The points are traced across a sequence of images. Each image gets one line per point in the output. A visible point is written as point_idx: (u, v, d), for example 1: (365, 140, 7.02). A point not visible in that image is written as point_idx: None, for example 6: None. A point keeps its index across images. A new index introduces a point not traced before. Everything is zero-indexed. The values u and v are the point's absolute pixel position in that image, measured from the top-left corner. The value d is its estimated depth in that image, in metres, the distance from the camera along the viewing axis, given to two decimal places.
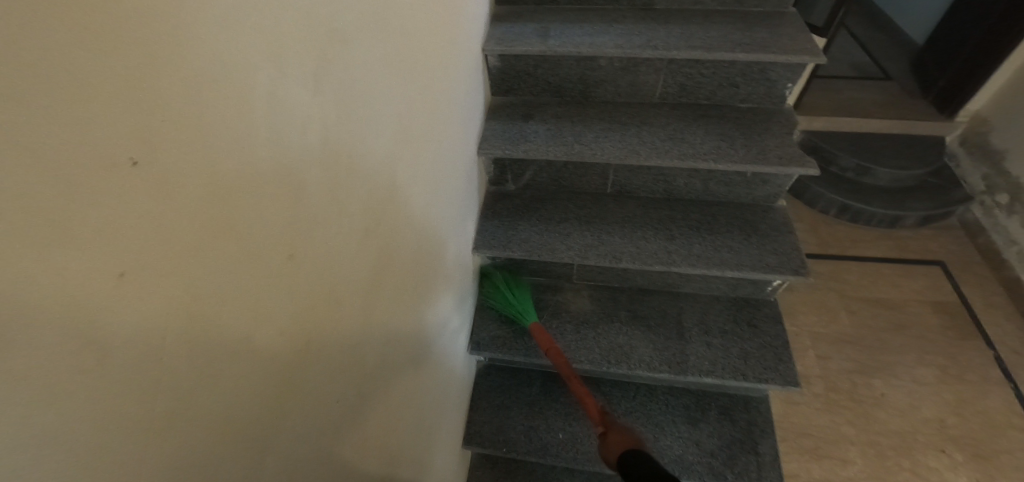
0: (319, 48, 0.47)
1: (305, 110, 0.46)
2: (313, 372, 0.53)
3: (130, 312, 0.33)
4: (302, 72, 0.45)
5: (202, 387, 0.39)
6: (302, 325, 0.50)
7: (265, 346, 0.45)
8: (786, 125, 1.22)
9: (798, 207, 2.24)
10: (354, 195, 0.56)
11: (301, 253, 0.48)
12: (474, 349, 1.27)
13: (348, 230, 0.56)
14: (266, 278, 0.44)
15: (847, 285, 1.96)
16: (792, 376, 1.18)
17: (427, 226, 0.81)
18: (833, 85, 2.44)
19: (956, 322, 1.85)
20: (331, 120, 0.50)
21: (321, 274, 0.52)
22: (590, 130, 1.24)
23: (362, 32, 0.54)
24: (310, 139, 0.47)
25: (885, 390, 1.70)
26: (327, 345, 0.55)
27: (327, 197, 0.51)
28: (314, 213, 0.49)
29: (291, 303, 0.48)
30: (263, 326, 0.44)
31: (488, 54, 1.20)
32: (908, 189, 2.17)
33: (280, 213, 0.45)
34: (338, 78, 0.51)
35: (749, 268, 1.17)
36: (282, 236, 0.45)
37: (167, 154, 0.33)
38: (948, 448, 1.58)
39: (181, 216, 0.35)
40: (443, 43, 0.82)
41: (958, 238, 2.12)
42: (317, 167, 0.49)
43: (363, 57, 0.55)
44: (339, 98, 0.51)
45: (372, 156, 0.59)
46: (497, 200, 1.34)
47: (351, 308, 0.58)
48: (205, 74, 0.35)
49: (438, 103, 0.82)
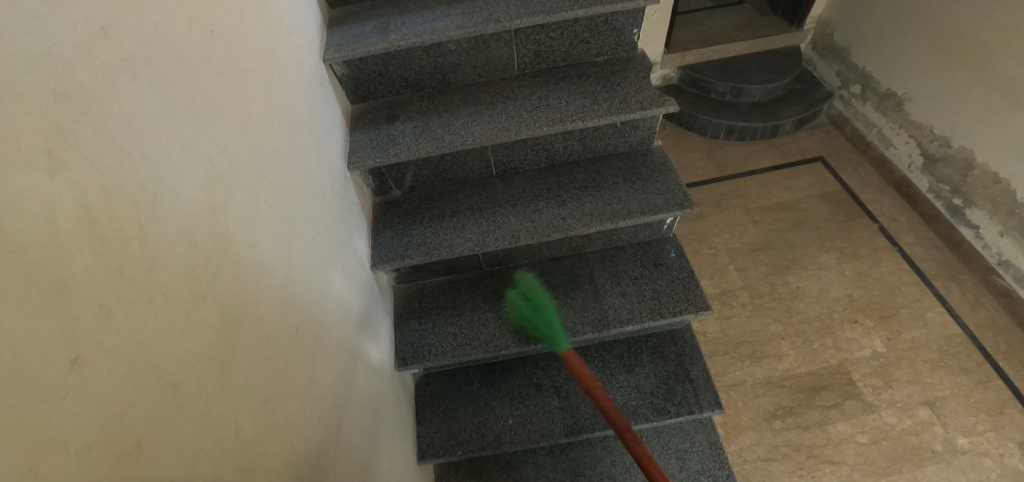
0: (49, 119, 0.40)
1: (45, 194, 0.39)
2: (167, 469, 0.47)
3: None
4: (21, 153, 0.37)
5: None
6: (129, 426, 0.43)
7: (71, 468, 0.38)
8: (641, 70, 1.26)
9: (690, 138, 2.35)
10: (163, 263, 0.49)
11: (97, 350, 0.41)
12: (402, 365, 1.23)
13: (167, 304, 0.49)
14: (48, 394, 0.37)
15: (748, 198, 2.10)
16: (703, 301, 1.24)
17: (292, 264, 0.76)
18: (695, 17, 2.56)
19: (843, 206, 2.04)
20: (95, 195, 0.43)
21: (138, 366, 0.45)
22: (457, 117, 1.22)
23: (117, 85, 0.47)
24: (66, 224, 0.40)
25: (799, 283, 1.85)
26: (175, 432, 0.48)
27: (120, 280, 0.44)
28: (102, 302, 0.42)
29: (100, 410, 0.41)
30: (67, 447, 0.38)
31: (331, 63, 1.14)
32: (779, 99, 2.34)
33: (43, 319, 0.37)
34: (94, 141, 0.44)
35: (639, 213, 1.20)
36: (56, 340, 0.38)
37: None
38: (860, 317, 1.75)
39: None
40: (258, 69, 0.76)
41: (829, 132, 2.31)
42: (85, 248, 0.41)
43: (132, 112, 0.48)
44: (99, 165, 0.44)
45: (178, 214, 0.52)
46: (386, 209, 1.30)
47: (200, 383, 0.52)
48: None
49: (268, 133, 0.76)
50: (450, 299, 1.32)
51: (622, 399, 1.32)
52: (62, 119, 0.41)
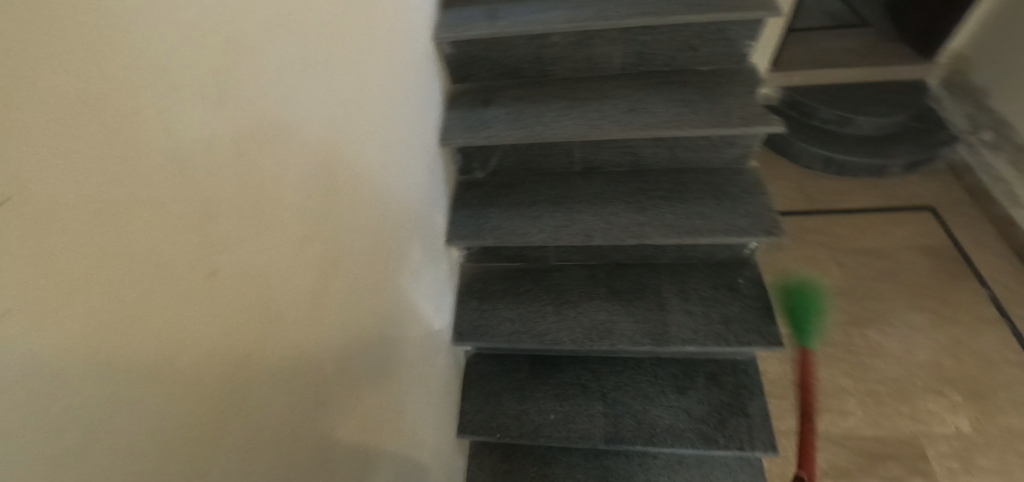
0: (221, 58, 0.44)
1: (210, 124, 0.43)
2: (261, 387, 0.51)
3: (17, 352, 0.29)
4: (197, 84, 0.42)
5: (120, 416, 0.36)
6: (239, 341, 0.48)
7: (190, 367, 0.42)
8: (748, 85, 1.20)
9: (782, 164, 2.21)
10: (285, 203, 0.54)
11: (224, 268, 0.45)
12: (457, 341, 1.27)
13: (282, 239, 0.53)
14: (185, 300, 0.41)
15: (836, 238, 1.95)
16: (774, 336, 1.18)
17: (382, 223, 0.80)
18: (808, 36, 2.40)
19: (947, 264, 1.85)
20: (245, 131, 0.48)
21: (255, 290, 0.50)
22: (550, 109, 1.22)
23: (271, 35, 0.51)
24: (221, 151, 0.44)
25: (881, 339, 1.70)
26: (271, 355, 0.52)
27: (251, 210, 0.49)
28: (236, 226, 0.47)
29: (221, 320, 0.45)
30: (192, 348, 0.42)
31: (439, 42, 1.18)
32: (891, 136, 2.15)
33: (193, 233, 0.42)
34: (249, 84, 0.48)
35: (722, 233, 1.16)
36: (198, 254, 0.42)
37: (37, 181, 0.30)
38: (946, 390, 1.59)
39: (61, 247, 0.32)
40: (379, 36, 0.80)
41: (945, 180, 2.09)
42: (229, 178, 0.46)
43: (278, 62, 0.53)
44: (250, 106, 0.48)
45: (302, 160, 0.57)
46: (466, 189, 1.33)
47: (296, 316, 0.56)
48: (65, 95, 0.32)
49: (380, 98, 0.80)
50: (512, 286, 1.34)
51: (669, 419, 1.28)
52: (229, 62, 0.45)
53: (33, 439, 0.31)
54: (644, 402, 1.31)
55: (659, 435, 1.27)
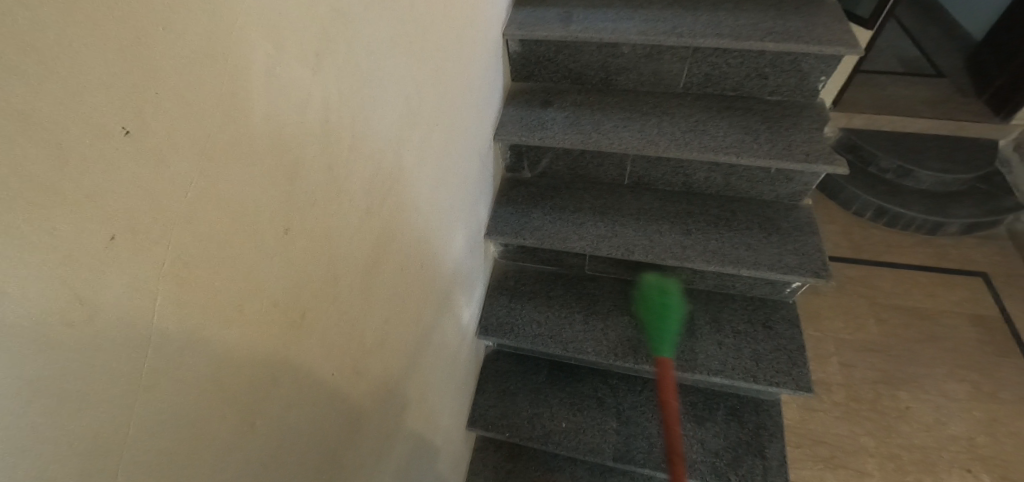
0: (325, 27, 0.47)
1: (306, 88, 0.45)
2: (312, 347, 0.53)
3: (115, 271, 0.31)
4: (301, 50, 0.44)
5: (191, 351, 0.38)
6: (298, 300, 0.49)
7: (257, 317, 0.44)
8: (816, 121, 1.17)
9: (831, 208, 2.14)
10: (357, 173, 0.55)
11: (298, 227, 0.47)
12: (482, 334, 1.27)
13: (350, 208, 0.55)
14: (262, 252, 0.43)
15: (879, 292, 1.88)
16: (806, 381, 1.14)
17: (435, 207, 0.81)
18: (877, 79, 2.33)
19: (995, 336, 1.76)
20: (334, 99, 0.49)
21: (321, 253, 0.51)
22: (608, 119, 1.22)
23: (368, 9, 0.53)
24: (312, 115, 0.46)
25: (911, 404, 1.63)
26: (324, 318, 0.54)
27: (328, 176, 0.50)
28: (314, 189, 0.48)
29: (288, 277, 0.47)
30: (260, 298, 0.44)
31: (509, 38, 1.19)
32: (952, 194, 2.05)
33: (277, 189, 0.44)
34: (343, 54, 0.50)
35: (767, 267, 1.13)
36: (278, 209, 0.44)
37: (158, 121, 0.32)
38: (975, 468, 1.51)
39: (170, 182, 0.34)
40: (459, 25, 0.81)
41: (1004, 249, 1.99)
42: (315, 143, 0.47)
43: (371, 37, 0.54)
44: (342, 76, 0.50)
45: (377, 135, 0.58)
46: (513, 187, 1.33)
47: (350, 284, 0.58)
48: (191, 43, 0.34)
49: (450, 84, 0.81)
50: (544, 288, 1.34)
51: (683, 447, 1.26)
52: (330, 31, 0.47)
53: (118, 356, 0.33)
54: (659, 426, 1.29)
55: (669, 462, 1.24)
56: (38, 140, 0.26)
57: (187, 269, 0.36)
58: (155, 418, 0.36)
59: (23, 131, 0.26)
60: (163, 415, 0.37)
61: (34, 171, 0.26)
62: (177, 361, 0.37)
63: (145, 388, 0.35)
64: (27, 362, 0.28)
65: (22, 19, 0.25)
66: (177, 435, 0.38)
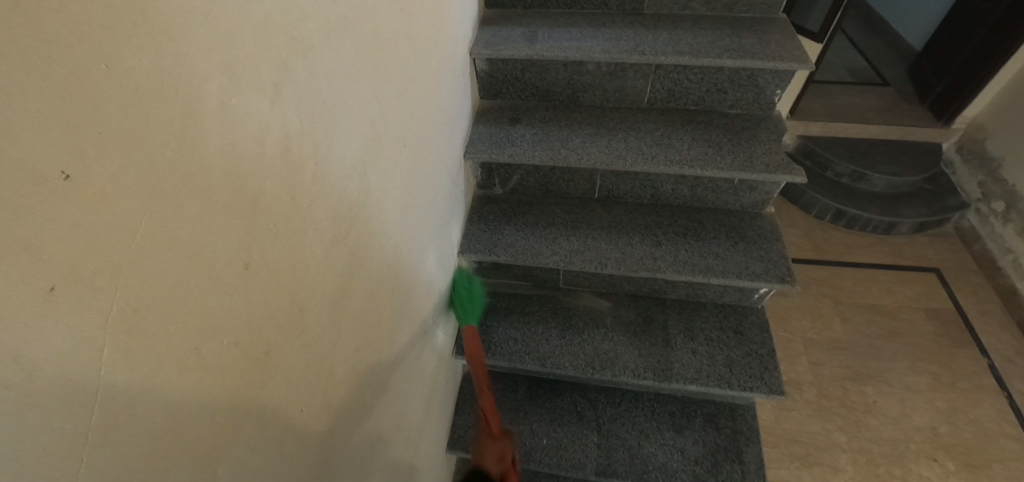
0: (284, 56, 0.46)
1: (264, 119, 0.44)
2: (279, 384, 0.51)
3: (55, 323, 0.30)
4: (257, 81, 0.43)
5: (145, 400, 0.36)
6: (262, 336, 0.48)
7: (216, 358, 0.42)
8: (774, 132, 1.21)
9: (793, 212, 2.22)
10: (321, 202, 0.54)
11: (260, 261, 0.46)
12: (458, 354, 1.26)
13: (314, 238, 0.54)
14: (221, 289, 0.42)
15: (841, 291, 1.95)
16: (778, 384, 1.17)
17: (405, 230, 0.80)
18: (828, 88, 2.44)
19: (950, 329, 1.84)
20: (295, 129, 0.49)
21: (284, 287, 0.50)
22: (576, 135, 1.24)
23: (329, 39, 0.53)
24: (271, 146, 0.45)
25: (877, 398, 1.68)
26: (289, 353, 0.52)
27: (290, 206, 0.49)
28: (275, 221, 0.47)
29: (250, 313, 0.46)
30: (220, 338, 0.42)
31: (475, 57, 1.20)
32: (904, 195, 2.15)
33: (235, 224, 0.42)
34: (304, 84, 0.49)
35: (735, 275, 1.16)
36: (238, 244, 0.43)
37: (102, 164, 0.31)
38: (940, 456, 1.57)
39: (114, 224, 0.32)
40: (424, 49, 0.82)
41: (953, 245, 2.09)
42: (276, 174, 0.46)
43: (334, 67, 0.54)
44: (303, 107, 0.50)
45: (341, 165, 0.57)
46: (484, 203, 1.34)
47: (317, 315, 0.56)
48: (135, 81, 0.32)
49: (417, 107, 0.81)
50: (518, 304, 1.34)
51: (664, 457, 1.27)
52: (287, 62, 0.47)
53: (60, 414, 0.30)
54: (639, 437, 1.30)
55: (651, 472, 1.25)
56: None
57: (137, 315, 0.34)
58: (107, 477, 0.34)
59: None
60: (116, 472, 0.34)
61: None
62: (129, 414, 0.35)
63: (93, 446, 0.32)
64: None
65: None
66: None
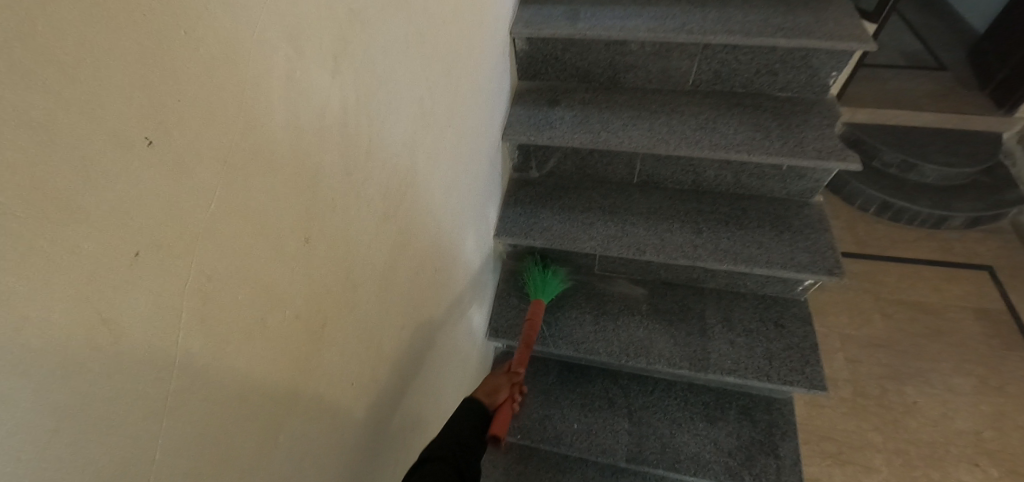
0: (343, 27, 0.45)
1: (325, 92, 0.44)
2: (332, 359, 0.52)
3: (138, 291, 0.30)
4: (318, 52, 0.42)
5: (215, 369, 0.36)
6: (319, 310, 0.48)
7: (277, 331, 0.42)
8: (826, 117, 1.16)
9: (835, 203, 2.13)
10: (373, 179, 0.54)
11: (318, 236, 0.46)
12: (491, 336, 1.26)
13: (366, 214, 0.54)
14: (284, 263, 0.42)
15: (884, 287, 1.87)
16: (819, 380, 1.13)
17: (447, 211, 0.80)
18: (880, 73, 2.31)
19: (1000, 330, 1.75)
20: (352, 104, 0.48)
21: (339, 262, 0.50)
22: (617, 118, 1.20)
23: (383, 12, 0.52)
24: (330, 119, 0.45)
25: (917, 398, 1.62)
26: (341, 331, 0.52)
27: (346, 181, 0.49)
28: (332, 195, 0.47)
29: (308, 288, 0.46)
30: (282, 310, 0.43)
31: (515, 37, 1.17)
32: (957, 188, 2.04)
33: (297, 198, 0.42)
34: (360, 58, 0.49)
35: (779, 266, 1.12)
36: (299, 217, 0.43)
37: (180, 133, 0.31)
38: (983, 462, 1.50)
39: (191, 194, 0.32)
40: (470, 25, 0.80)
41: (1008, 242, 1.98)
42: (334, 148, 0.46)
43: (386, 39, 0.53)
44: (360, 81, 0.49)
45: (391, 142, 0.57)
46: (520, 187, 1.32)
47: (367, 292, 0.57)
48: (211, 49, 0.32)
49: (461, 86, 0.79)
50: (552, 289, 1.32)
51: (696, 447, 1.25)
52: (346, 35, 0.46)
53: (141, 381, 0.31)
54: (671, 426, 1.28)
55: (682, 462, 1.23)
56: (61, 154, 0.25)
57: (209, 283, 0.35)
58: (181, 441, 0.34)
59: (48, 149, 0.24)
60: (189, 436, 0.35)
61: (54, 187, 0.25)
62: (201, 382, 0.35)
63: (170, 412, 0.33)
64: (51, 392, 0.26)
65: (47, 28, 0.23)
66: (203, 457, 0.37)
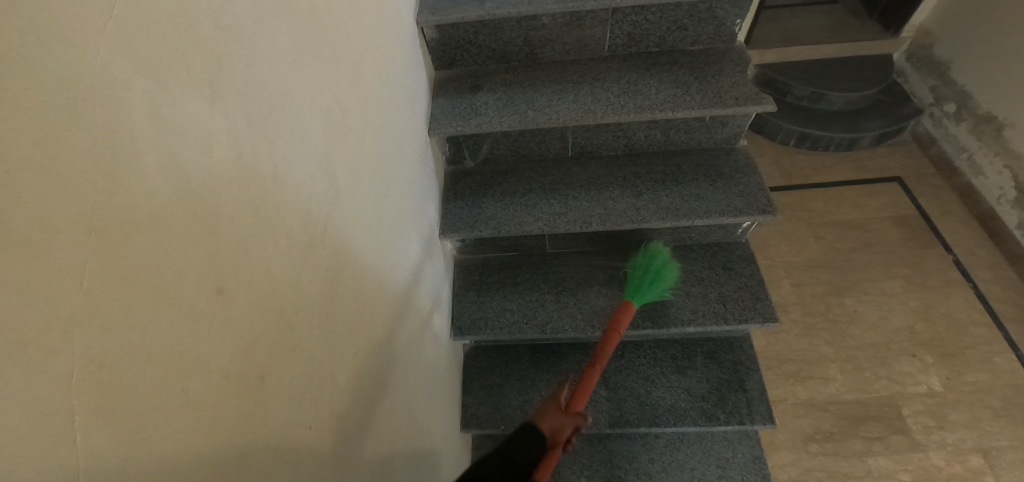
0: (214, 49, 0.41)
1: (205, 124, 0.40)
2: (281, 405, 0.49)
3: (12, 400, 0.26)
4: (189, 80, 0.38)
5: (137, 456, 0.33)
6: (254, 359, 0.45)
7: (206, 395, 0.39)
8: (738, 64, 1.19)
9: (759, 141, 2.23)
10: (289, 208, 0.51)
11: (233, 283, 0.42)
12: (457, 335, 1.24)
13: (288, 246, 0.50)
14: (198, 321, 0.38)
15: (813, 212, 1.99)
16: (770, 311, 1.19)
17: (382, 222, 0.76)
18: (780, 12, 2.40)
19: (916, 232, 1.91)
20: (243, 133, 0.44)
21: (264, 302, 0.47)
22: (541, 94, 1.19)
23: (262, 25, 0.47)
24: (220, 154, 0.41)
25: (857, 307, 1.75)
26: (284, 373, 0.49)
27: (255, 216, 0.45)
28: (242, 236, 0.43)
29: (234, 340, 0.42)
30: (206, 372, 0.39)
31: (423, 26, 1.13)
32: (862, 110, 2.18)
33: (198, 247, 0.38)
34: (243, 80, 0.45)
35: (718, 214, 1.16)
36: (205, 268, 0.39)
37: (26, 211, 0.27)
38: (919, 351, 1.65)
39: (53, 278, 0.28)
40: (368, 22, 0.76)
41: (912, 152, 2.15)
42: (233, 186, 0.42)
43: (271, 53, 0.49)
44: (248, 105, 0.45)
45: (302, 165, 0.53)
46: (458, 180, 1.29)
47: (307, 327, 0.53)
48: (44, 107, 0.28)
49: (372, 89, 0.76)
50: (509, 277, 1.31)
51: (671, 399, 1.29)
52: (218, 57, 0.41)
53: None
54: (646, 384, 1.32)
55: (661, 415, 1.28)
56: None
57: (103, 368, 0.31)
58: None
59: None
60: None
61: None
62: (122, 473, 0.32)
63: None
64: None
65: None
66: None
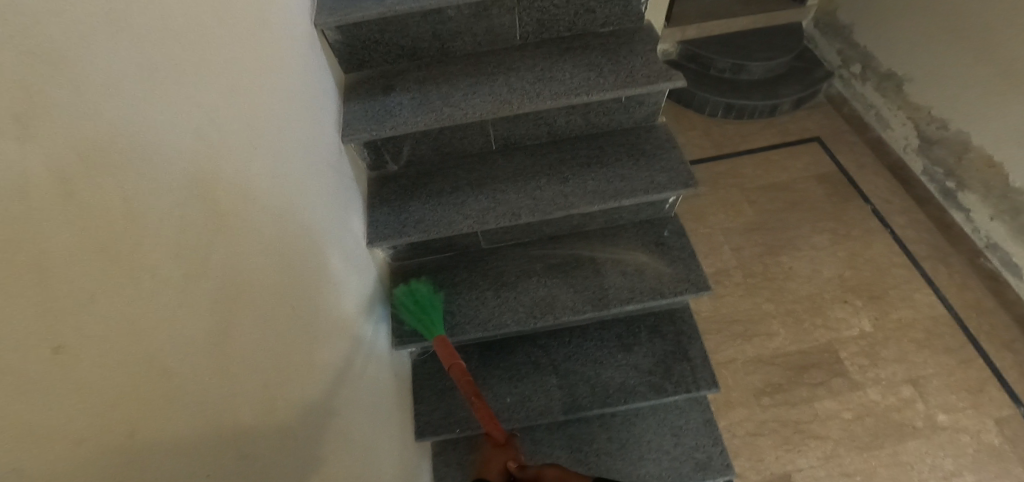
0: (21, 76, 0.36)
1: (19, 161, 0.34)
2: (167, 458, 0.45)
3: None
4: None
5: None
6: (120, 416, 0.41)
7: (56, 469, 0.35)
8: (648, 42, 1.21)
9: (688, 114, 2.30)
10: (152, 244, 0.46)
11: (79, 338, 0.38)
12: (398, 345, 1.20)
13: (155, 285, 0.46)
14: (31, 388, 0.34)
15: (744, 178, 2.07)
16: (703, 280, 1.23)
17: (286, 241, 0.73)
18: None
19: (837, 186, 2.02)
20: (77, 167, 0.39)
21: (126, 351, 0.42)
22: (456, 89, 1.16)
23: (91, 45, 0.42)
24: (42, 194, 0.36)
25: (792, 263, 1.84)
26: (166, 423, 0.46)
27: (101, 258, 0.41)
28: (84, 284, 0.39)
29: (88, 400, 0.38)
30: (51, 443, 0.35)
31: (323, 28, 1.07)
32: (779, 77, 2.28)
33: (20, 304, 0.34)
34: (73, 107, 0.40)
35: (643, 192, 1.17)
36: (33, 326, 0.35)
37: None
38: (850, 297, 1.75)
39: None
40: (247, 31, 0.71)
41: (827, 112, 2.27)
42: (64, 228, 0.37)
43: (110, 75, 0.44)
44: (80, 135, 0.40)
45: (167, 195, 0.49)
46: (382, 185, 1.25)
47: (191, 368, 0.50)
48: None
49: (259, 101, 0.71)
50: (448, 279, 1.29)
51: (621, 377, 1.31)
52: (28, 84, 0.36)
53: None
54: (596, 366, 1.33)
55: (613, 394, 1.29)
56: None
57: None
58: None
59: None
60: None
61: None
62: None
63: None
64: None
65: None
66: None
